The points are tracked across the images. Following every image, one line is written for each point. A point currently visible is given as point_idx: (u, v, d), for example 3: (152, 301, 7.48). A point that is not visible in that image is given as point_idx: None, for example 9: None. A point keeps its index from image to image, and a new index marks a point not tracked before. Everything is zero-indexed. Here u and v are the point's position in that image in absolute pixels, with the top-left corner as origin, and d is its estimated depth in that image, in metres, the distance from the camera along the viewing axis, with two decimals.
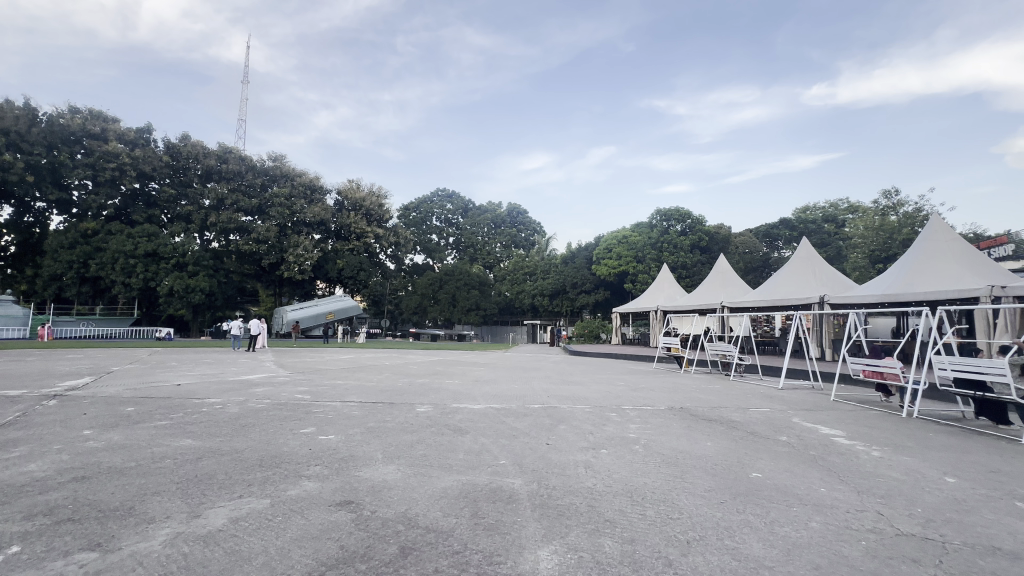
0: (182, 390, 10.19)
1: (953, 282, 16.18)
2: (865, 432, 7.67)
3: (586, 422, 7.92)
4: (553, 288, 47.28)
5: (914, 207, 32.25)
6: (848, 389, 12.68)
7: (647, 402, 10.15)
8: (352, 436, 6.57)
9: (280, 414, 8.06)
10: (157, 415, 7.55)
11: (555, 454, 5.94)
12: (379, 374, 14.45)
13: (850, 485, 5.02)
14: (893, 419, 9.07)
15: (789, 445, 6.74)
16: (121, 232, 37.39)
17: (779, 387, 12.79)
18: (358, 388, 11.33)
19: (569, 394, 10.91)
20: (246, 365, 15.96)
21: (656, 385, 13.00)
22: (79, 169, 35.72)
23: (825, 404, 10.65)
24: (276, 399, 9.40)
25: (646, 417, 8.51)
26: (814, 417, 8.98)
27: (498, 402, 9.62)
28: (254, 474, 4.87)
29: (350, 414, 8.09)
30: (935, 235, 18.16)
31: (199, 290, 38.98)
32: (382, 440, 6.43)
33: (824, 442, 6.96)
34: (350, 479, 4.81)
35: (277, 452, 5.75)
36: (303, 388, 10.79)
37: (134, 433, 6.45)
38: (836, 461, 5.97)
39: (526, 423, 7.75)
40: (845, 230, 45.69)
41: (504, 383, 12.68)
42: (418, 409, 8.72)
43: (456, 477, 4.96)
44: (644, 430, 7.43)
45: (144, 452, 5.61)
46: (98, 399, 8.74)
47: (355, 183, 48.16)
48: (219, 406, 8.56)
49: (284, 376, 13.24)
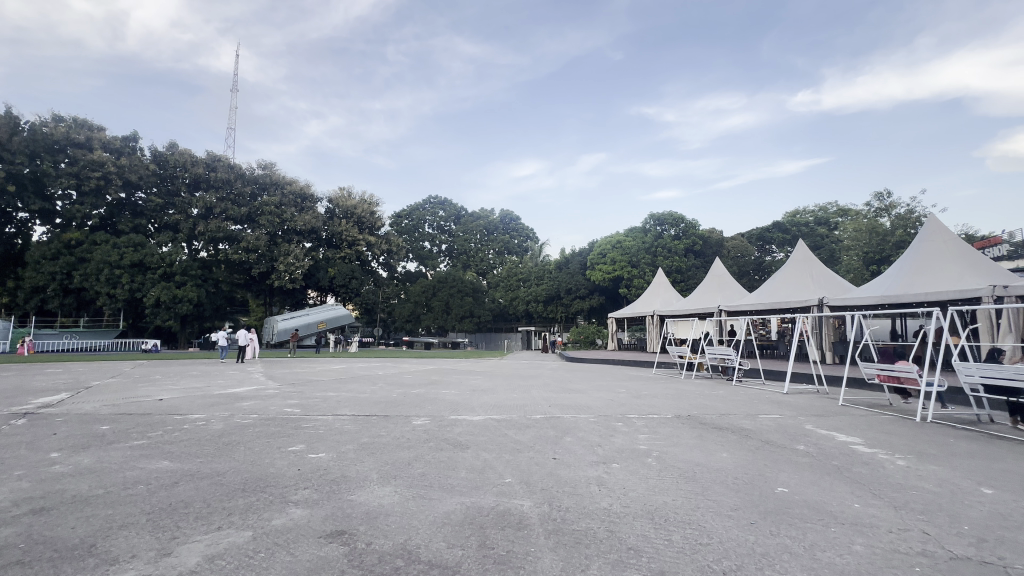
0: (163, 406, 9.61)
1: (954, 283, 16.00)
2: (884, 439, 7.34)
3: (593, 433, 7.48)
4: (547, 294, 46.98)
5: (907, 209, 32.44)
6: (855, 393, 12.36)
7: (653, 410, 9.72)
8: (345, 454, 6.11)
9: (267, 429, 7.57)
10: (133, 435, 7.02)
11: (565, 470, 5.51)
12: (372, 385, 13.92)
13: (885, 499, 4.65)
14: (907, 423, 8.78)
15: (809, 455, 6.37)
16: (106, 243, 36.58)
17: (785, 392, 12.48)
18: (351, 399, 10.84)
19: (571, 403, 10.48)
20: (233, 377, 15.37)
21: (659, 392, 12.60)
22: (61, 178, 34.88)
23: (835, 409, 10.30)
24: (263, 413, 8.86)
25: (655, 426, 8.09)
26: (828, 423, 8.63)
27: (498, 414, 9.16)
28: (236, 501, 4.40)
29: (342, 429, 7.61)
30: (933, 236, 18.03)
31: (187, 301, 38.21)
32: (377, 458, 5.96)
33: (844, 451, 6.62)
34: (342, 505, 4.36)
35: (264, 473, 5.30)
36: (293, 402, 10.25)
37: (106, 454, 5.94)
38: (863, 473, 5.61)
39: (529, 435, 7.32)
40: (837, 233, 46.06)
41: (503, 392, 12.20)
42: (414, 422, 8.24)
43: (459, 500, 4.53)
44: (655, 441, 7.00)
45: (116, 476, 5.13)
46: (72, 418, 8.17)
47: (347, 191, 47.71)
48: (201, 422, 8.03)
49: (273, 388, 12.72)
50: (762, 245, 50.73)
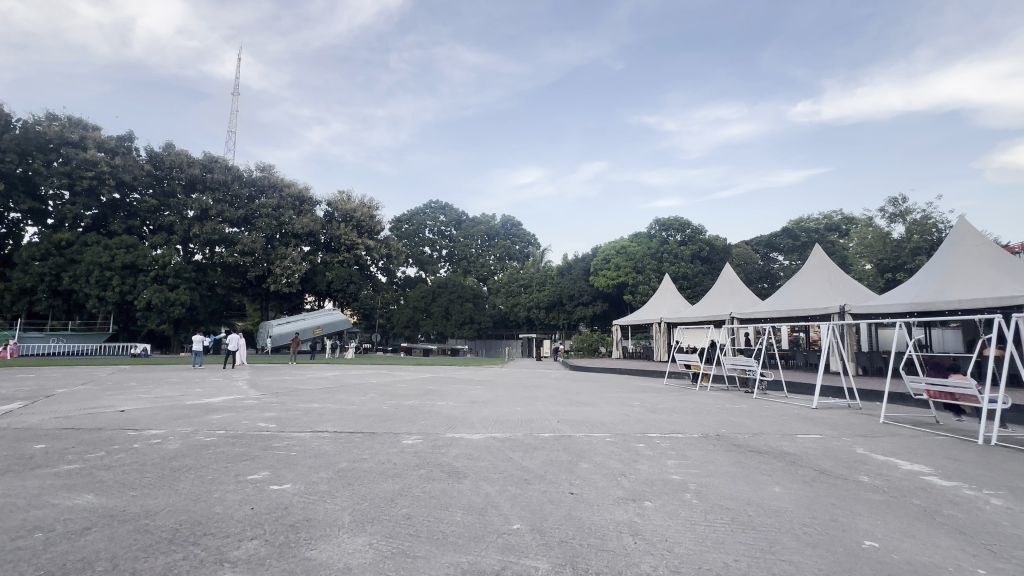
0: (122, 419, 8.49)
1: (990, 289, 15.05)
2: (958, 468, 6.20)
3: (613, 457, 6.36)
4: (549, 300, 45.74)
5: (922, 214, 31.41)
6: (894, 409, 11.18)
7: (676, 429, 8.57)
8: (315, 486, 4.97)
9: (229, 450, 6.43)
10: (68, 456, 5.90)
11: (586, 511, 4.39)
12: (363, 395, 12.83)
13: (1014, 563, 3.54)
14: (971, 447, 7.63)
15: (880, 490, 5.25)
16: (97, 243, 35.59)
17: (815, 407, 11.33)
18: (336, 412, 9.71)
19: (581, 419, 9.33)
20: (214, 385, 14.29)
21: (676, 406, 11.43)
22: (54, 178, 34.01)
23: (880, 428, 9.15)
24: (231, 430, 7.72)
25: (684, 449, 6.96)
26: (883, 447, 7.47)
27: (500, 431, 7.99)
28: (154, 562, 3.28)
29: (318, 451, 6.46)
30: (964, 239, 17.08)
31: (179, 304, 37.13)
32: (353, 492, 4.82)
33: (921, 485, 5.47)
34: (295, 567, 3.24)
35: (207, 514, 4.18)
36: (271, 415, 9.12)
37: (19, 485, 4.83)
38: (959, 517, 4.48)
39: (538, 460, 6.19)
40: (847, 240, 45.06)
41: (505, 405, 11.05)
42: (404, 442, 7.11)
43: (453, 559, 3.41)
44: (689, 470, 5.85)
45: (12, 519, 3.97)
46: (6, 434, 7.03)
47: (346, 194, 47.13)
48: (156, 441, 6.88)
49: (253, 398, 11.60)
50: (768, 253, 49.60)
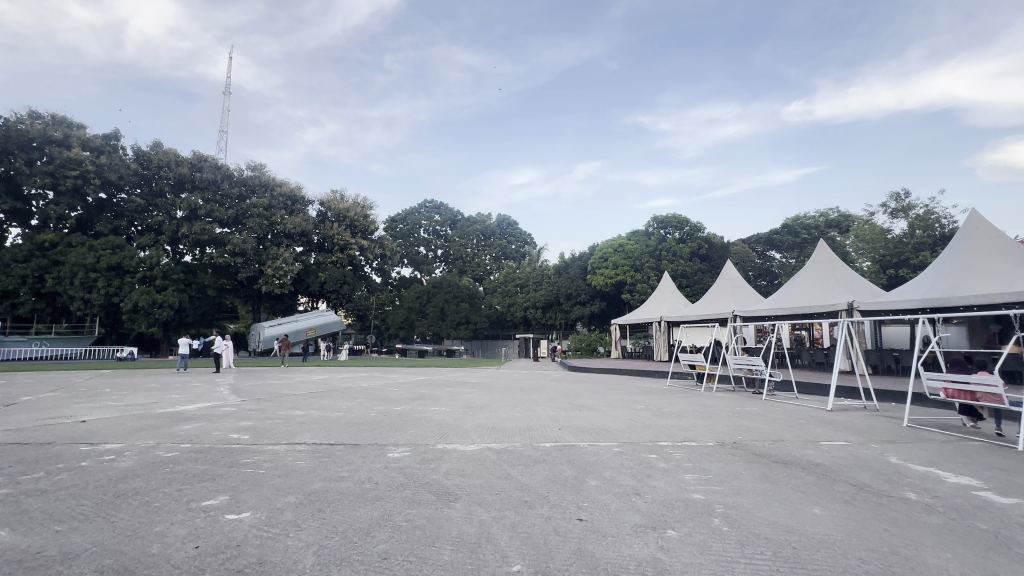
0: (79, 431, 7.69)
1: (1005, 283, 14.46)
2: (1009, 481, 5.51)
3: (624, 472, 5.65)
4: (546, 300, 44.91)
5: (925, 209, 30.88)
6: (914, 412, 10.51)
7: (689, 436, 7.85)
8: (278, 515, 4.21)
9: (189, 468, 5.65)
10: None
11: (599, 544, 3.68)
12: (351, 400, 12.08)
13: None
14: (1010, 454, 6.98)
15: (936, 511, 4.53)
16: (82, 245, 34.54)
17: (829, 408, 10.67)
18: (318, 421, 8.92)
19: (584, 426, 8.62)
20: (193, 390, 13.50)
21: (685, 410, 10.77)
22: (35, 177, 32.82)
23: (907, 432, 8.49)
24: (198, 443, 6.93)
25: (702, 461, 6.25)
26: (918, 455, 6.78)
27: (497, 441, 7.27)
28: None
29: (291, 468, 5.70)
30: (976, 234, 16.52)
31: (167, 306, 36.12)
32: (323, 523, 4.06)
33: (978, 504, 4.76)
34: None
35: (138, 557, 3.41)
36: (247, 425, 8.33)
37: None
38: None
39: (538, 477, 5.43)
40: (847, 236, 44.56)
41: (501, 411, 10.28)
42: (390, 456, 6.37)
43: None
44: (712, 488, 5.11)
45: None
46: None
47: (339, 194, 46.29)
48: (110, 457, 6.09)
49: (232, 405, 10.80)
50: (766, 250, 49.11)
